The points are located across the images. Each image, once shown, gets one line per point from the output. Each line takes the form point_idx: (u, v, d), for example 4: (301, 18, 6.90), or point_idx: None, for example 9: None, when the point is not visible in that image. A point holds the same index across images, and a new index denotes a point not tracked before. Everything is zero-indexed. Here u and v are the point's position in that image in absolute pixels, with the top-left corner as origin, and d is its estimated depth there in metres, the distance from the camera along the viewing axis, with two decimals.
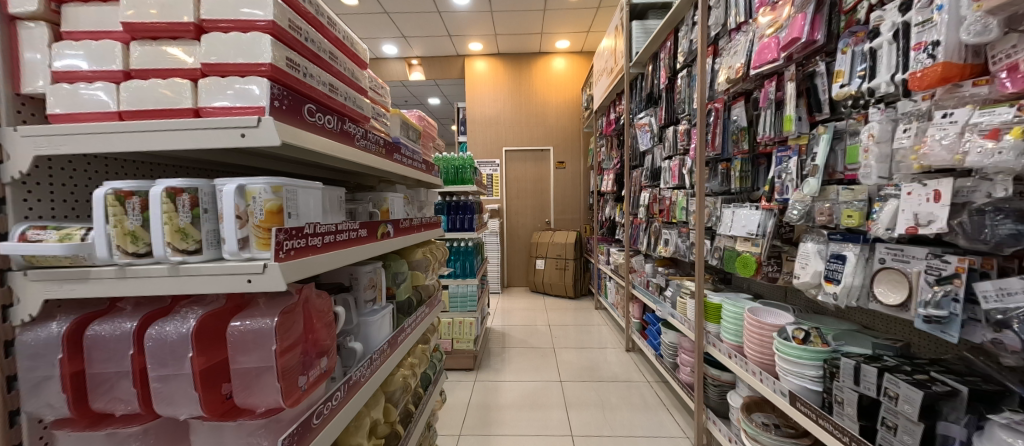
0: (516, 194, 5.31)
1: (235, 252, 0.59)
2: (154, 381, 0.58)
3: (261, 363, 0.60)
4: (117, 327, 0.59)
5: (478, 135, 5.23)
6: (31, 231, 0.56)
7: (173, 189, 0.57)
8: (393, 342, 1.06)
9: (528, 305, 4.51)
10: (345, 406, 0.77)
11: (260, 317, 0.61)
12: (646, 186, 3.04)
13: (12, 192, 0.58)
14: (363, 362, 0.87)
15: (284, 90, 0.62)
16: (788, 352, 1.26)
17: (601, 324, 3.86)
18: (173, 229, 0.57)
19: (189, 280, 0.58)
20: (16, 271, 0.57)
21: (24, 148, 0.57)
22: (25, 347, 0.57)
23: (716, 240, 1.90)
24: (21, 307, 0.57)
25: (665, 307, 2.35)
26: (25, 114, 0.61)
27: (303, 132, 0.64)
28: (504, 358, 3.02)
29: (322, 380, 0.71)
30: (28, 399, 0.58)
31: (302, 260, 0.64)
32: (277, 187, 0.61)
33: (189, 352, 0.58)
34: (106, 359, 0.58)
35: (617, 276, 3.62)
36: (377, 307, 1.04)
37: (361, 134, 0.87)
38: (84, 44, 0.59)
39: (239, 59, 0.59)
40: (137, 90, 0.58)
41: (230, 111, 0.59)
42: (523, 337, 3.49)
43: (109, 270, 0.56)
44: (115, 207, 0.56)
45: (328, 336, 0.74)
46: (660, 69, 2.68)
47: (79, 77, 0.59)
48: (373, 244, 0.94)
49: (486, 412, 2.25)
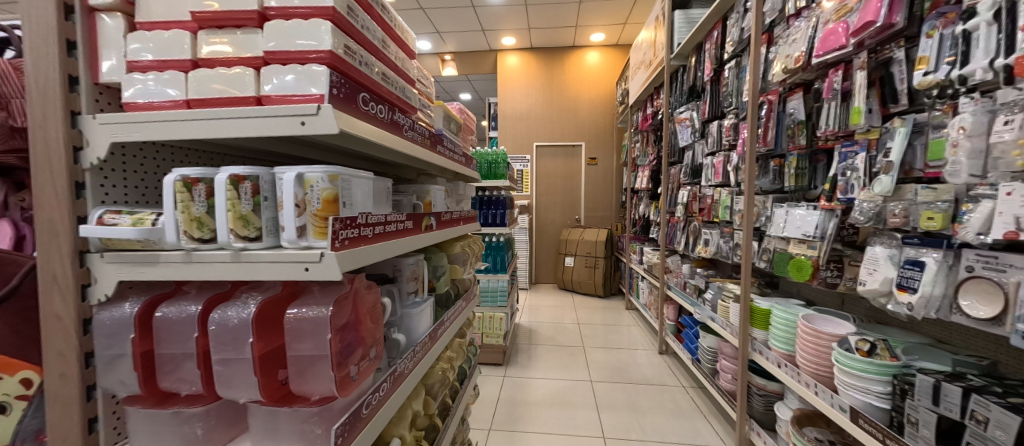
0: (546, 190, 5.26)
1: (294, 240, 0.59)
2: (217, 363, 0.59)
3: (316, 351, 0.60)
4: (183, 310, 0.61)
5: (509, 130, 5.20)
6: (108, 215, 0.59)
7: (236, 177, 0.58)
8: (433, 335, 1.05)
9: (555, 303, 4.46)
10: (390, 398, 0.77)
11: (315, 305, 0.62)
12: (685, 183, 2.92)
13: (91, 177, 0.61)
14: (407, 354, 0.87)
15: (342, 78, 0.61)
16: (850, 365, 1.16)
17: (631, 324, 3.77)
18: (235, 216, 0.58)
19: (249, 266, 0.58)
20: (93, 253, 0.61)
21: (102, 134, 0.59)
22: (101, 325, 0.60)
23: (765, 241, 1.79)
24: (97, 287, 0.60)
25: (704, 310, 2.26)
26: (102, 103, 0.64)
27: (358, 121, 0.64)
28: (532, 355, 3.00)
29: (369, 371, 0.70)
30: (103, 375, 0.61)
31: (356, 250, 0.63)
32: (334, 176, 0.61)
33: (249, 337, 0.58)
34: (173, 340, 0.60)
35: (649, 276, 3.51)
36: (418, 299, 1.03)
37: (408, 125, 0.87)
38: (155, 34, 0.60)
39: (300, 47, 0.58)
40: (204, 79, 0.59)
41: (292, 98, 0.58)
42: (551, 335, 3.46)
43: (176, 255, 0.58)
44: (182, 193, 0.57)
45: (376, 327, 0.74)
46: (705, 60, 2.55)
47: (150, 67, 0.60)
48: (417, 236, 0.94)
49: (514, 407, 2.25)
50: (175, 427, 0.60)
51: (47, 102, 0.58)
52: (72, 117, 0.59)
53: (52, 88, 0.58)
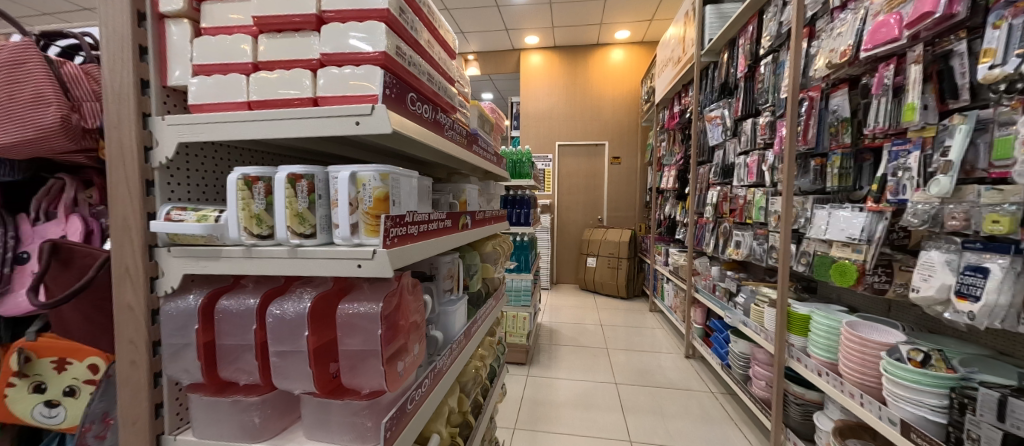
0: (568, 189, 5.22)
1: (347, 237, 0.60)
2: (274, 355, 0.61)
3: (367, 346, 0.62)
4: (243, 303, 0.63)
5: (531, 129, 5.19)
6: (175, 212, 0.62)
7: (295, 175, 0.60)
8: (467, 332, 1.06)
9: (577, 303, 4.43)
10: (430, 395, 0.78)
11: (366, 301, 0.63)
12: (714, 183, 2.83)
13: (159, 175, 0.64)
14: (445, 351, 0.88)
15: (394, 79, 0.62)
16: (900, 375, 1.10)
17: (655, 327, 3.69)
18: (293, 213, 0.60)
19: (305, 262, 0.60)
20: (160, 247, 0.64)
21: (170, 135, 0.63)
22: (169, 316, 0.63)
23: (804, 243, 1.72)
24: (164, 279, 0.64)
25: (736, 314, 2.19)
26: (169, 105, 0.67)
27: (407, 121, 0.65)
28: (555, 355, 2.99)
29: (413, 367, 0.72)
30: (170, 363, 0.64)
31: (404, 248, 0.64)
32: (385, 175, 0.62)
33: (305, 330, 0.60)
34: (233, 332, 0.63)
35: (675, 278, 3.43)
36: (454, 297, 1.04)
37: (449, 124, 0.88)
38: (220, 39, 0.63)
39: (356, 48, 0.60)
40: (265, 82, 0.62)
41: (347, 99, 0.60)
42: (574, 335, 3.43)
43: (237, 250, 0.61)
44: (244, 191, 0.60)
45: (419, 323, 0.75)
46: (738, 56, 2.47)
47: (214, 70, 0.63)
48: (455, 234, 0.95)
49: (538, 407, 2.25)
50: (235, 415, 0.63)
51: (123, 105, 0.61)
52: (144, 119, 0.63)
53: (127, 92, 0.61)
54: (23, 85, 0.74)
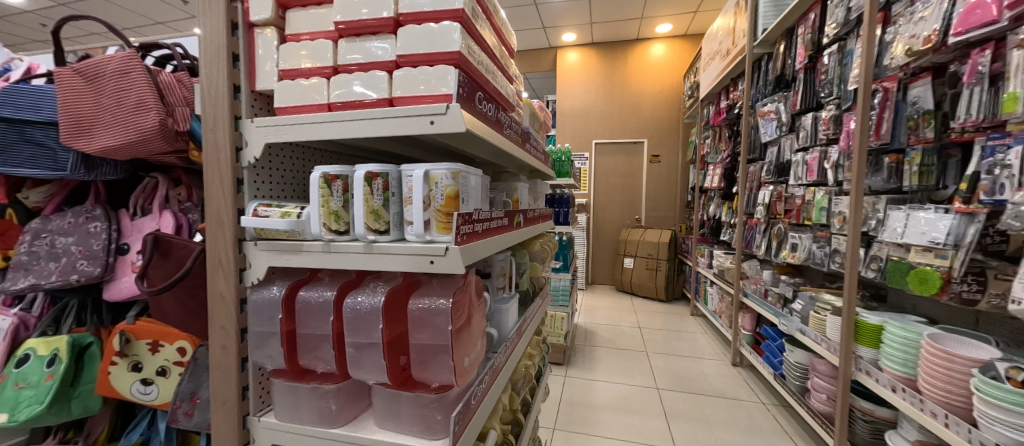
0: (605, 188, 5.11)
1: (419, 234, 0.62)
2: (350, 346, 0.64)
3: (437, 341, 0.63)
4: (321, 295, 0.67)
5: (567, 127, 5.14)
6: (261, 208, 0.66)
7: (371, 174, 0.62)
8: (518, 331, 1.06)
9: (613, 305, 4.33)
10: (490, 392, 0.79)
11: (436, 297, 0.65)
12: (766, 182, 2.67)
13: (247, 174, 0.69)
14: (501, 348, 0.89)
15: (466, 78, 0.63)
16: (995, 395, 0.99)
17: (697, 332, 3.54)
18: (369, 210, 0.62)
19: (380, 257, 0.62)
20: (248, 241, 0.69)
21: (258, 136, 0.67)
22: (257, 305, 0.68)
23: (874, 247, 1.59)
24: (252, 270, 0.68)
25: (792, 321, 2.05)
26: (256, 108, 0.72)
27: (477, 120, 0.66)
28: (592, 357, 2.94)
29: (477, 364, 0.73)
30: (256, 349, 0.69)
31: (472, 245, 0.65)
32: (456, 174, 0.63)
33: (379, 323, 0.62)
34: (312, 322, 0.67)
35: (720, 281, 3.27)
36: (506, 295, 1.05)
37: (508, 122, 0.88)
38: (304, 45, 0.66)
39: (431, 49, 0.61)
40: (344, 84, 0.64)
41: (423, 99, 0.61)
42: (611, 337, 3.36)
43: (317, 245, 0.64)
44: (325, 189, 0.63)
45: (480, 321, 0.76)
46: (797, 46, 2.30)
47: (298, 74, 0.67)
48: (511, 232, 0.96)
49: (577, 409, 2.22)
50: (314, 401, 0.67)
51: (219, 109, 0.66)
52: (235, 122, 0.68)
53: (222, 96, 0.66)
54: (129, 93, 0.81)
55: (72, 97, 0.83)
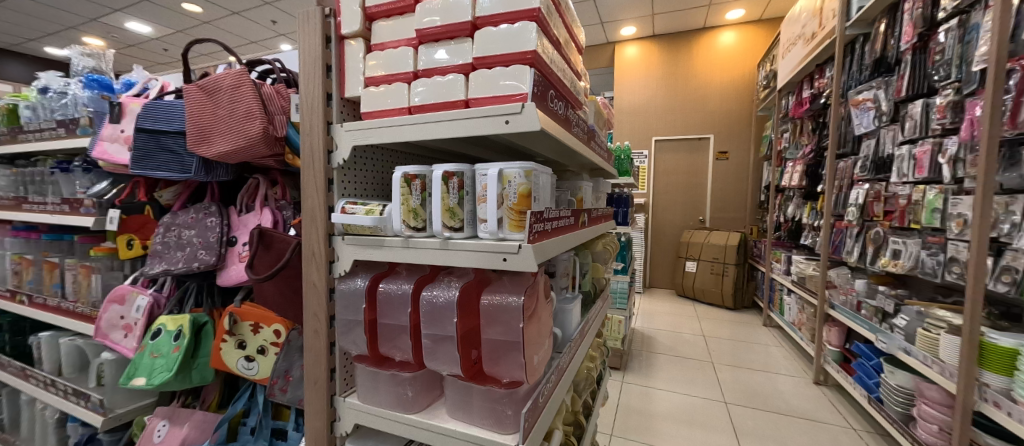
0: (665, 188, 4.86)
1: (493, 231, 0.63)
2: (427, 337, 0.67)
3: (508, 337, 0.64)
4: (400, 288, 0.71)
5: (625, 124, 4.96)
6: (349, 206, 0.72)
7: (447, 173, 0.64)
8: (581, 332, 1.05)
9: (673, 310, 4.10)
10: (556, 392, 0.78)
11: (507, 294, 0.66)
12: (859, 179, 2.36)
13: (336, 174, 0.75)
14: (566, 349, 0.88)
15: (540, 77, 0.63)
16: None
17: (770, 344, 3.23)
18: (445, 208, 0.65)
19: (455, 254, 0.64)
20: (337, 236, 0.75)
21: (347, 139, 0.73)
22: (344, 295, 0.74)
23: (1007, 256, 1.34)
24: (340, 263, 0.74)
25: (893, 339, 1.79)
26: (345, 114, 0.78)
27: (549, 118, 0.66)
28: (651, 363, 2.81)
29: (544, 362, 0.73)
30: (344, 335, 0.75)
31: (543, 243, 0.65)
32: (528, 172, 0.64)
33: (453, 317, 0.65)
34: (392, 313, 0.71)
35: (799, 290, 2.96)
36: (570, 295, 1.04)
37: (575, 120, 0.87)
38: (389, 53, 0.70)
39: (508, 50, 0.62)
40: (424, 88, 0.68)
41: (498, 99, 0.63)
42: (672, 344, 3.19)
43: (397, 241, 0.68)
44: (405, 188, 0.66)
45: (548, 320, 0.76)
46: (903, 23, 2.00)
47: (382, 81, 0.72)
48: (577, 232, 0.94)
49: (635, 416, 2.13)
50: (393, 387, 0.71)
51: (314, 116, 0.73)
52: (328, 127, 0.74)
53: (317, 104, 0.73)
54: (240, 104, 0.92)
55: (197, 110, 0.97)
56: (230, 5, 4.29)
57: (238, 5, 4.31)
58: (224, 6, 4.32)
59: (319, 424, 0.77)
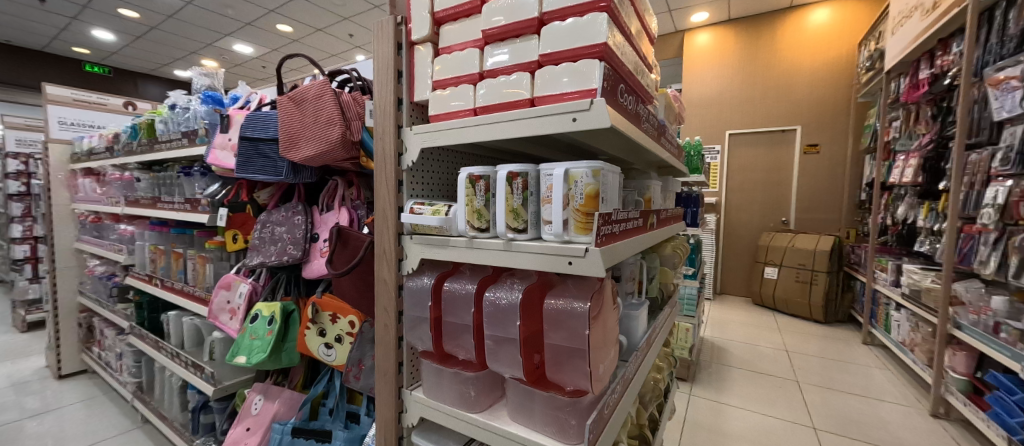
0: (741, 186, 4.44)
1: (558, 233, 0.61)
2: (489, 338, 0.67)
3: (573, 343, 0.62)
4: (464, 288, 0.72)
5: (695, 117, 4.62)
6: (417, 206, 0.74)
7: (512, 174, 0.63)
8: (648, 341, 0.98)
9: (749, 320, 3.74)
10: (621, 403, 0.74)
11: (571, 299, 0.64)
12: (998, 175, 1.94)
13: (406, 176, 0.78)
14: (632, 358, 0.83)
15: (610, 71, 0.60)
16: None
17: (871, 365, 2.81)
18: (509, 209, 0.64)
19: (518, 255, 0.63)
20: (406, 234, 0.78)
21: (416, 142, 0.75)
22: (412, 292, 0.77)
23: None
24: (407, 261, 0.77)
25: None
26: (414, 117, 0.81)
27: (619, 114, 0.62)
28: (724, 377, 2.59)
29: (610, 371, 0.69)
30: (411, 331, 0.78)
31: (610, 246, 0.62)
32: (596, 172, 0.60)
33: (516, 319, 0.64)
34: (456, 312, 0.72)
35: (911, 304, 2.52)
36: (636, 301, 0.98)
37: (646, 116, 0.82)
38: (455, 56, 0.71)
39: (576, 44, 0.60)
40: (489, 89, 0.67)
41: (564, 96, 0.61)
42: (748, 358, 2.90)
43: (462, 241, 0.69)
44: (470, 189, 0.67)
45: (614, 328, 0.72)
46: None
47: (448, 84, 0.73)
48: (646, 234, 0.89)
49: (706, 434, 1.97)
50: (456, 384, 0.73)
51: (386, 120, 0.77)
52: (398, 130, 0.77)
53: (389, 109, 0.76)
54: (323, 111, 1.01)
55: (288, 118, 1.07)
56: (314, 22, 4.74)
57: (320, 22, 4.74)
58: (310, 24, 4.78)
59: (388, 413, 0.81)
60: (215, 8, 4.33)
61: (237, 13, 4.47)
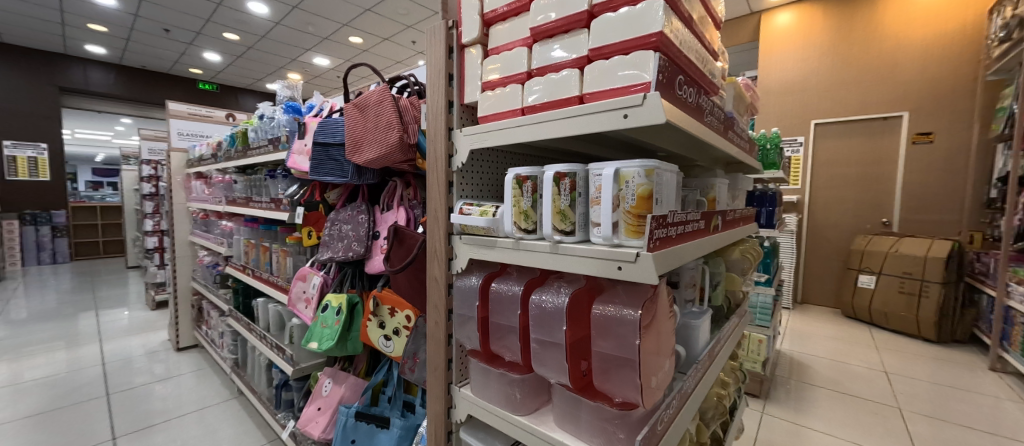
0: (829, 182, 3.93)
1: (607, 236, 0.58)
2: (535, 341, 0.66)
3: (622, 353, 0.59)
4: (511, 289, 0.72)
5: (773, 106, 4.15)
6: (466, 207, 0.75)
7: (559, 174, 0.61)
8: (711, 353, 0.90)
9: (838, 334, 3.30)
10: (678, 419, 0.69)
11: (621, 306, 0.60)
12: None
13: (456, 177, 0.80)
14: (690, 371, 0.77)
15: (667, 61, 0.55)
16: None
17: (1001, 396, 2.33)
18: (557, 211, 0.62)
19: (566, 259, 0.61)
20: (456, 235, 0.80)
21: (466, 144, 0.76)
22: (461, 291, 0.78)
23: None
24: (457, 260, 0.79)
25: None
26: (465, 119, 0.82)
27: (677, 108, 0.57)
28: (805, 397, 2.31)
29: (664, 384, 0.64)
30: (460, 329, 0.80)
31: (665, 251, 0.57)
32: (650, 171, 0.56)
33: (562, 324, 0.62)
34: (503, 313, 0.72)
35: None
36: (698, 309, 0.91)
37: (710, 108, 0.75)
38: (504, 56, 0.71)
39: (629, 36, 0.56)
40: (537, 87, 0.66)
41: (615, 92, 0.57)
42: (836, 377, 2.56)
43: (508, 242, 0.68)
44: (517, 190, 0.66)
45: (669, 338, 0.67)
46: None
47: (497, 85, 0.73)
48: (709, 238, 0.81)
49: None
50: (503, 385, 0.73)
51: (438, 123, 0.79)
52: (449, 133, 0.79)
53: (440, 112, 0.78)
54: (383, 116, 1.06)
55: (353, 124, 1.15)
56: (381, 32, 5.07)
57: (386, 31, 5.06)
58: (377, 35, 5.13)
59: (438, 407, 0.83)
60: (298, 26, 4.81)
61: (316, 29, 4.93)
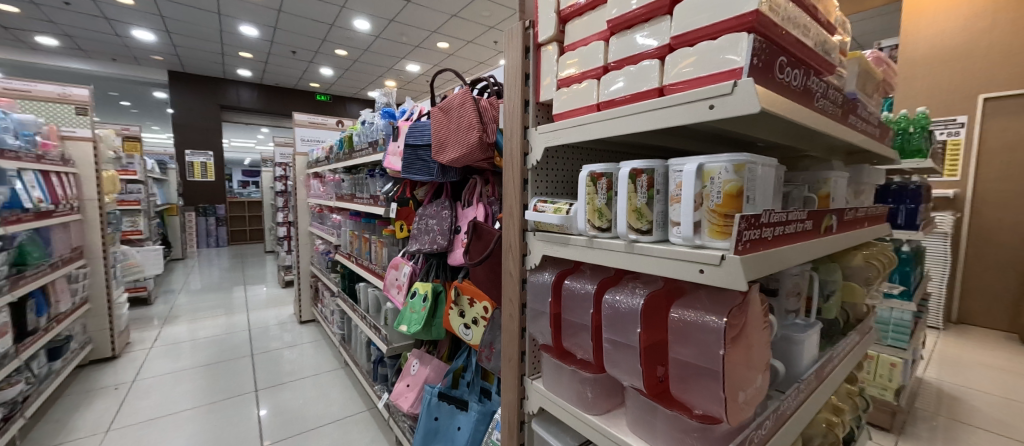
0: (1005, 172, 3.08)
1: (688, 237, 0.54)
2: (608, 342, 0.65)
3: (704, 362, 0.54)
4: (584, 287, 0.71)
5: (921, 77, 3.29)
6: (540, 204, 0.76)
7: (635, 171, 0.59)
8: (820, 372, 0.79)
9: (1013, 366, 2.60)
10: (771, 440, 0.62)
11: (703, 311, 0.56)
12: None
13: (531, 174, 0.81)
14: (789, 390, 0.68)
15: (764, 42, 0.49)
16: None
17: None
18: (632, 208, 0.60)
19: (641, 259, 0.59)
20: (530, 231, 0.81)
21: (541, 142, 0.77)
22: (534, 286, 0.80)
23: None
24: (531, 256, 0.81)
25: None
26: (540, 117, 0.83)
27: (776, 93, 0.50)
28: (958, 439, 1.86)
29: (755, 400, 0.58)
30: (533, 324, 0.81)
31: (757, 254, 0.51)
32: (740, 166, 0.51)
33: (637, 327, 0.60)
34: (575, 310, 0.72)
35: None
36: (803, 321, 0.80)
37: (823, 91, 0.65)
38: (580, 51, 0.70)
39: (717, 18, 0.51)
40: (613, 82, 0.64)
41: (701, 81, 0.53)
42: (1007, 420, 2.02)
43: (581, 240, 0.68)
44: (591, 187, 0.65)
45: (762, 350, 0.60)
46: None
47: (572, 81, 0.73)
48: (817, 240, 0.71)
49: None
50: (574, 382, 0.73)
51: (514, 122, 0.82)
52: (525, 131, 0.81)
53: (517, 112, 0.81)
54: (465, 117, 1.12)
55: (438, 125, 1.23)
56: (465, 35, 5.31)
57: (470, 34, 5.29)
58: (462, 38, 5.39)
59: (511, 396, 0.87)
60: (394, 37, 5.28)
61: (409, 38, 5.36)
